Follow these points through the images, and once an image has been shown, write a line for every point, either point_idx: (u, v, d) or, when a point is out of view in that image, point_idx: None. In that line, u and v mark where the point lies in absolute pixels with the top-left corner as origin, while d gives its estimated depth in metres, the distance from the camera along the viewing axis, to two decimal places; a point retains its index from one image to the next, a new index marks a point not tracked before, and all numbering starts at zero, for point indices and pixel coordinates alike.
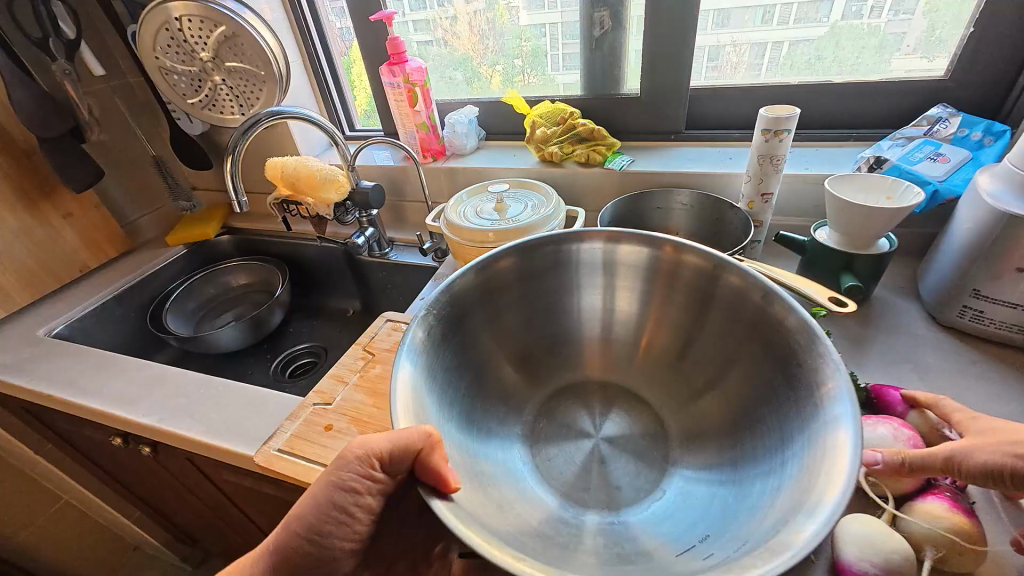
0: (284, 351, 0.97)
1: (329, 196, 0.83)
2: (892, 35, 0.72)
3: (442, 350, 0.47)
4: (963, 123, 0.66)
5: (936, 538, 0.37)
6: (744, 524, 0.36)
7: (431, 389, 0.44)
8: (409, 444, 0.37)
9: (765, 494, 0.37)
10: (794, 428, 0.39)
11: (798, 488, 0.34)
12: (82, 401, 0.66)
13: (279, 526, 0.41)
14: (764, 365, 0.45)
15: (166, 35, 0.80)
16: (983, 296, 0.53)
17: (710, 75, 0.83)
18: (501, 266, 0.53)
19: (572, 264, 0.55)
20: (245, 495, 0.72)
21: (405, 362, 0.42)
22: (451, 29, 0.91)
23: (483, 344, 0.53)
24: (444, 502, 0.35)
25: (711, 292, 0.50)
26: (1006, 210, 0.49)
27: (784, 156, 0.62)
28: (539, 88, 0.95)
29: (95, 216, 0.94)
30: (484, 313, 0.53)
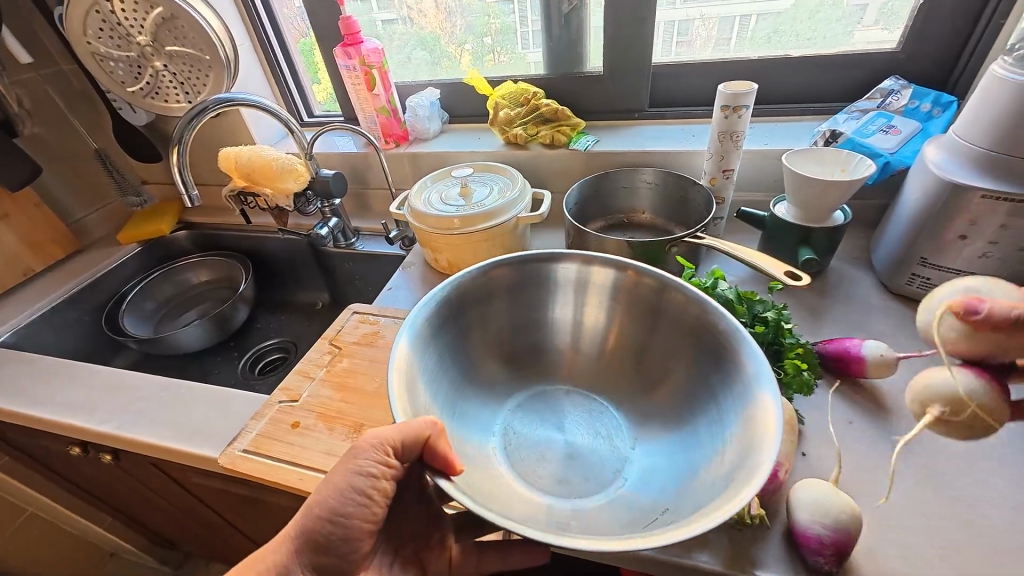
0: (252, 348, 0.95)
1: (288, 185, 0.79)
2: (854, 8, 0.72)
3: (438, 339, 0.49)
4: (913, 95, 0.67)
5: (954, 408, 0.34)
6: (701, 488, 0.38)
7: (426, 360, 0.46)
8: (419, 433, 0.37)
9: (711, 468, 0.39)
10: (722, 402, 0.43)
11: (738, 454, 0.37)
12: (34, 411, 0.63)
13: (304, 509, 0.39)
14: (702, 365, 0.47)
15: (97, 17, 0.74)
16: (930, 264, 0.55)
17: (679, 50, 0.82)
18: (497, 275, 0.53)
19: (543, 280, 0.55)
20: (217, 496, 0.70)
21: (405, 335, 0.45)
22: (414, 8, 0.87)
23: (470, 348, 0.53)
24: (450, 483, 0.36)
25: (662, 306, 0.50)
26: (950, 179, 0.50)
27: (743, 132, 0.62)
28: (508, 67, 0.92)
29: (35, 216, 0.88)
30: (470, 321, 0.53)
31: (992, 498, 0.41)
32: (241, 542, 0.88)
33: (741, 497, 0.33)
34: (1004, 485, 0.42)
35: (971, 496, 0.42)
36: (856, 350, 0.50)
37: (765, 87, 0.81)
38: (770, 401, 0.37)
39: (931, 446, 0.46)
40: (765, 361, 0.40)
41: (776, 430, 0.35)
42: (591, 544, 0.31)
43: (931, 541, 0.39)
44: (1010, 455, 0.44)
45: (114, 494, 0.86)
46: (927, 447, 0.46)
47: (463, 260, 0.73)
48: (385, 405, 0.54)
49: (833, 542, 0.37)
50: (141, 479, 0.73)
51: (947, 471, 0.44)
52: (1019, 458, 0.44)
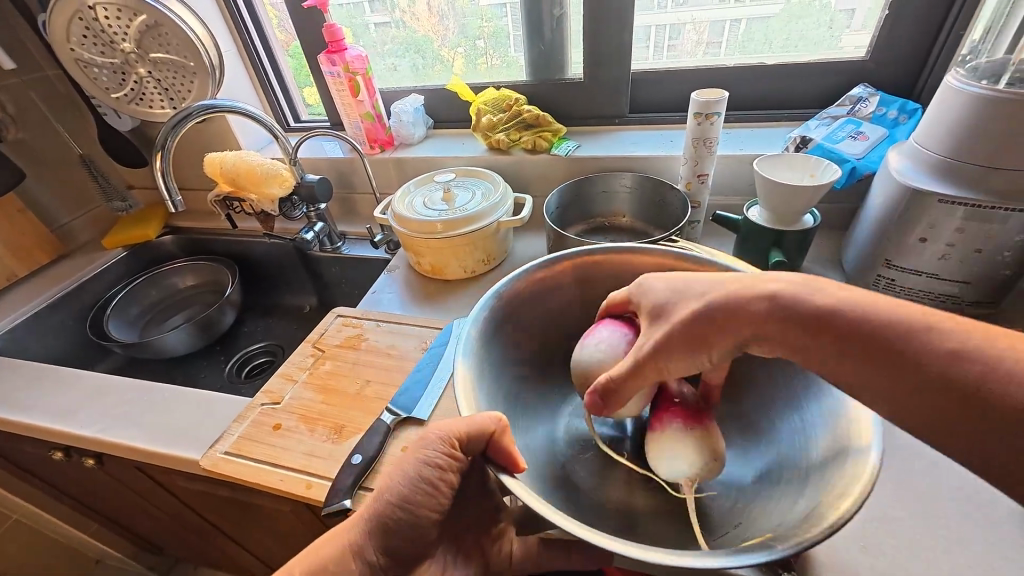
0: (238, 352, 0.95)
1: (272, 190, 0.80)
2: (842, 12, 0.74)
3: (495, 342, 0.46)
4: (880, 102, 0.70)
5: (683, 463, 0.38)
6: (787, 491, 0.36)
7: (484, 368, 0.44)
8: (483, 427, 0.37)
9: (795, 471, 0.37)
10: (801, 401, 0.40)
11: (828, 454, 0.35)
12: (14, 416, 0.63)
13: (375, 494, 0.40)
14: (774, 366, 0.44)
15: (81, 25, 0.74)
16: (894, 266, 0.57)
17: (669, 55, 0.84)
18: (550, 272, 0.51)
19: (601, 277, 0.52)
20: (201, 499, 0.71)
21: (462, 352, 0.42)
22: (408, 9, 0.88)
23: (525, 350, 0.51)
24: (512, 478, 0.36)
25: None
26: (910, 184, 0.53)
27: (716, 138, 0.64)
28: (502, 70, 0.93)
29: (19, 221, 0.88)
30: (527, 324, 0.50)
31: (944, 489, 0.43)
32: (227, 546, 0.88)
33: (846, 505, 0.30)
34: (955, 477, 0.44)
35: (925, 488, 0.43)
36: None
37: (742, 94, 0.83)
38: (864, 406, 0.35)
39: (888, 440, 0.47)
40: None
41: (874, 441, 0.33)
42: (661, 558, 0.29)
43: (884, 533, 0.41)
44: None
45: (99, 499, 0.86)
46: (886, 441, 0.47)
47: (446, 264, 0.74)
48: (366, 406, 0.55)
49: None
50: (125, 483, 0.73)
51: (904, 464, 0.45)
52: None
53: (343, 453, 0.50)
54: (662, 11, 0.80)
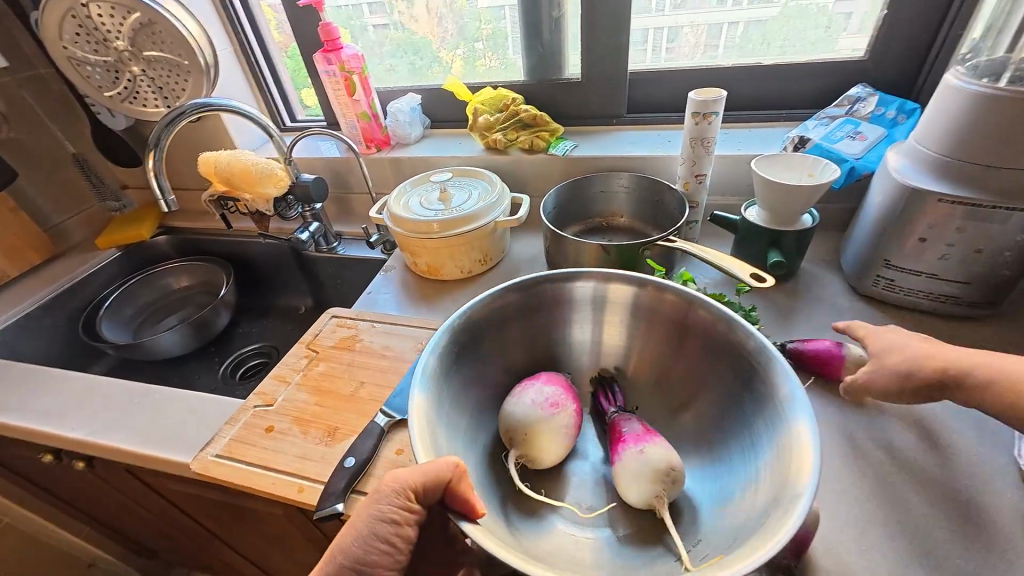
0: (233, 354, 0.94)
1: (267, 190, 0.79)
2: (840, 15, 0.74)
3: (456, 373, 0.47)
4: (879, 102, 0.69)
5: (655, 475, 0.41)
6: (735, 521, 0.37)
7: (444, 405, 0.44)
8: (440, 475, 0.35)
9: (747, 501, 0.38)
10: (752, 420, 0.42)
11: (778, 485, 0.35)
12: (3, 418, 0.62)
13: (323, 560, 0.35)
14: (731, 387, 0.45)
15: (74, 22, 0.74)
16: (894, 266, 0.57)
17: (668, 56, 0.84)
18: (511, 297, 0.51)
19: (564, 303, 0.53)
20: (193, 503, 0.70)
21: (419, 387, 0.42)
22: (406, 11, 0.88)
23: (490, 373, 0.51)
24: (474, 525, 0.35)
25: (688, 322, 0.48)
26: (908, 183, 0.52)
27: (714, 138, 0.63)
28: (500, 72, 0.93)
29: (11, 221, 0.87)
30: (487, 351, 0.51)
31: (944, 492, 0.43)
32: (221, 550, 0.87)
33: (782, 532, 0.31)
34: (956, 479, 0.43)
35: (928, 491, 0.43)
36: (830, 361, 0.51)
37: (741, 94, 0.83)
38: (805, 432, 0.36)
39: (888, 441, 0.47)
40: (799, 385, 0.38)
41: (811, 468, 0.34)
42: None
43: (887, 539, 0.40)
44: (964, 450, 0.45)
45: (91, 503, 0.85)
46: (886, 442, 0.47)
47: (443, 264, 0.73)
48: (360, 408, 0.55)
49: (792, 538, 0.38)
50: (116, 486, 0.72)
51: (904, 466, 0.45)
52: (977, 452, 0.45)
53: (336, 455, 0.50)
54: (661, 14, 0.79)
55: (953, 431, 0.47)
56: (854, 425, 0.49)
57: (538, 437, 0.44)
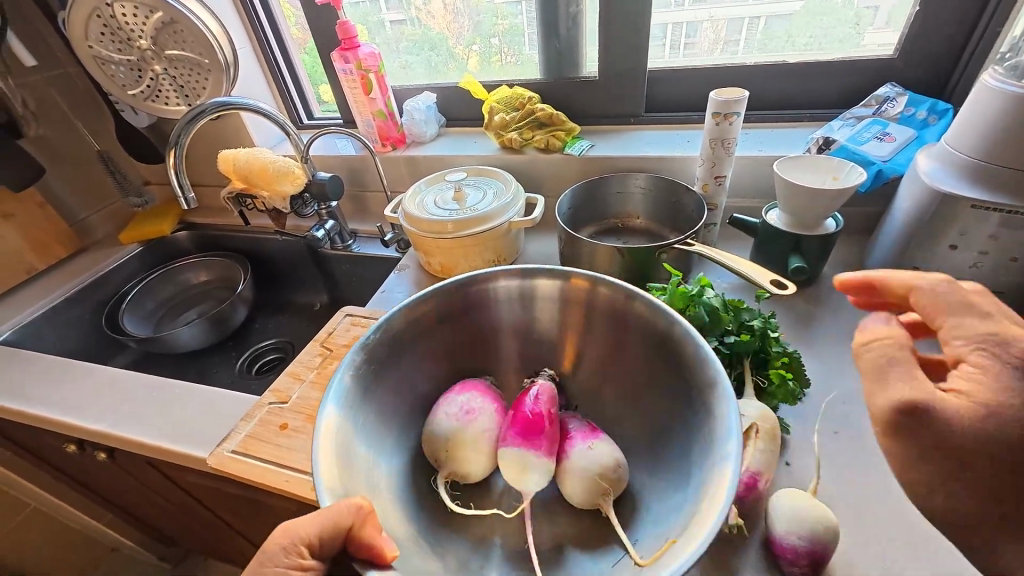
0: (249, 348, 0.96)
1: (283, 188, 0.80)
2: (866, 10, 0.71)
3: (382, 382, 0.47)
4: (909, 102, 0.67)
5: (597, 471, 0.42)
6: (667, 514, 0.39)
7: (360, 421, 0.43)
8: (338, 522, 0.34)
9: (673, 504, 0.39)
10: (688, 409, 0.42)
11: (700, 487, 0.36)
12: (31, 409, 0.64)
13: None
14: (668, 376, 0.45)
15: (99, 22, 0.75)
16: (921, 273, 0.55)
17: (685, 53, 0.82)
18: (438, 299, 0.51)
19: (492, 309, 0.53)
20: (210, 494, 0.71)
21: (332, 402, 0.41)
22: (423, 8, 0.87)
23: (421, 376, 0.51)
24: (379, 571, 0.33)
25: (624, 316, 0.49)
26: (939, 187, 0.50)
27: (735, 139, 0.62)
28: (516, 69, 0.92)
29: (39, 215, 0.89)
30: (414, 357, 0.50)
31: None
32: (236, 541, 0.88)
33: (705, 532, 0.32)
34: None
35: None
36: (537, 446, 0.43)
37: (762, 94, 0.81)
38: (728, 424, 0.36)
39: None
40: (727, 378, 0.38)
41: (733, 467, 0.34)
42: None
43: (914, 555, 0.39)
44: None
45: (111, 490, 0.87)
46: None
47: (456, 264, 0.73)
48: None
49: (806, 553, 0.37)
50: (137, 477, 0.74)
51: None
52: None
53: None
54: (681, 9, 0.78)
55: None
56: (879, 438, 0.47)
57: (461, 448, 0.44)
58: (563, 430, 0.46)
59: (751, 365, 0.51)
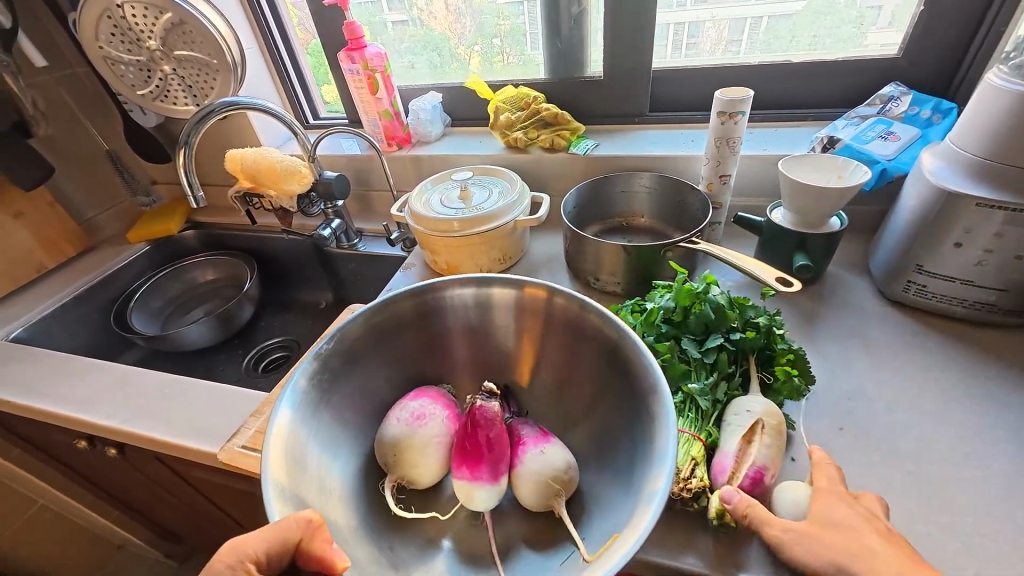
0: (256, 346, 0.96)
1: (291, 187, 0.80)
2: (867, 9, 0.72)
3: (338, 388, 0.47)
4: (913, 102, 0.67)
5: (548, 479, 0.42)
6: (607, 512, 0.40)
7: (315, 426, 0.44)
8: (288, 538, 0.34)
9: (618, 506, 0.39)
10: (629, 411, 0.43)
11: (638, 486, 0.37)
12: (43, 405, 0.65)
13: None
14: (612, 382, 0.46)
15: (109, 23, 0.76)
16: (926, 271, 0.55)
17: (688, 53, 0.83)
18: (398, 306, 0.51)
19: (448, 317, 0.53)
20: (218, 490, 0.71)
21: (286, 405, 0.42)
22: (425, 8, 0.88)
23: (379, 382, 0.50)
24: None
25: (579, 326, 0.49)
26: (945, 186, 0.51)
27: (739, 139, 0.62)
28: (517, 69, 0.93)
29: (48, 214, 0.90)
30: (373, 364, 0.50)
31: (978, 507, 0.41)
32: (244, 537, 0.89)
33: (640, 529, 0.34)
34: (992, 491, 0.42)
35: (960, 503, 0.42)
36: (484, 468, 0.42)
37: (767, 93, 0.81)
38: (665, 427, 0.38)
39: (918, 453, 0.46)
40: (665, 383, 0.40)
41: (667, 468, 0.35)
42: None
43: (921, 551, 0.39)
44: (999, 464, 0.44)
45: (120, 487, 0.88)
46: (914, 453, 0.46)
47: (462, 263, 0.74)
48: None
49: None
50: (147, 473, 0.75)
51: (934, 477, 0.44)
52: (1016, 468, 0.43)
53: None
54: (683, 9, 0.78)
55: (990, 442, 0.46)
56: (884, 434, 0.47)
57: (410, 455, 0.44)
58: (513, 435, 0.45)
59: (756, 362, 0.51)
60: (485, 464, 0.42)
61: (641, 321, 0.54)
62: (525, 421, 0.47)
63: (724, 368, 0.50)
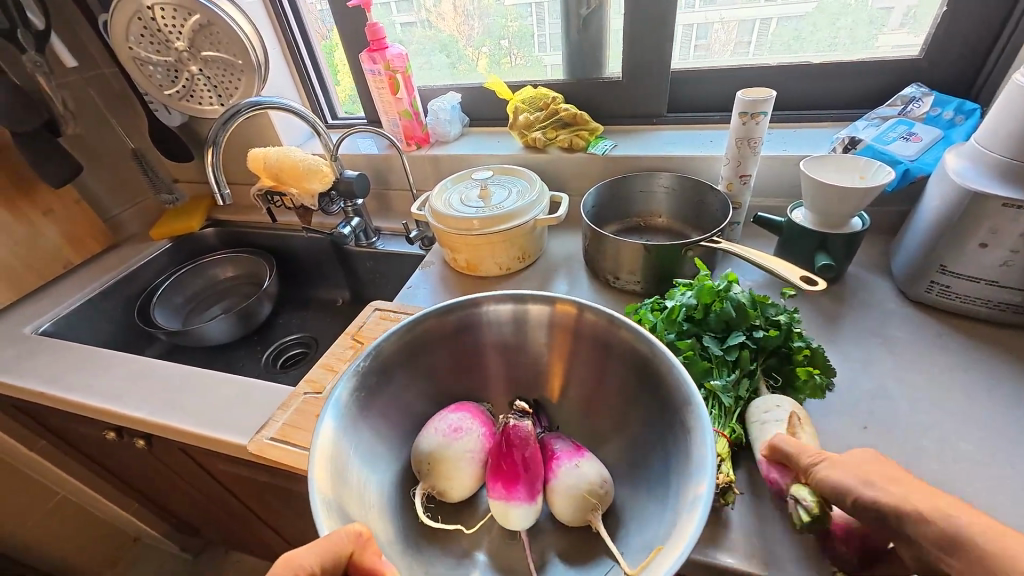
0: (274, 342, 0.98)
1: (313, 186, 0.82)
2: (878, 10, 0.72)
3: (376, 401, 0.48)
4: (935, 102, 0.67)
5: (583, 496, 0.42)
6: (648, 528, 0.40)
7: (355, 441, 0.45)
8: (344, 548, 0.34)
9: (655, 520, 0.40)
10: (662, 428, 0.44)
11: (677, 500, 0.38)
12: (73, 396, 0.66)
13: None
14: (643, 398, 0.47)
15: (140, 24, 0.78)
16: (950, 272, 0.55)
17: (697, 54, 0.83)
18: (430, 326, 0.52)
19: (481, 335, 0.54)
20: (240, 482, 0.73)
21: (329, 418, 0.43)
22: (434, 10, 0.89)
23: (411, 401, 0.51)
24: None
25: (610, 342, 0.50)
26: (970, 187, 0.51)
27: (760, 139, 0.63)
28: (525, 70, 0.94)
29: (75, 211, 0.92)
30: (407, 379, 0.51)
31: (1006, 507, 0.41)
32: (261, 530, 0.90)
33: (684, 541, 0.34)
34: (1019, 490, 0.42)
35: (988, 502, 0.42)
36: (519, 486, 0.43)
37: (786, 94, 0.82)
38: (703, 442, 0.38)
39: (944, 452, 0.46)
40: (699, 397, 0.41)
41: (707, 483, 0.36)
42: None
43: None
44: None
45: (141, 479, 0.89)
46: (941, 454, 0.45)
47: (481, 261, 0.74)
48: None
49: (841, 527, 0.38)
50: (170, 464, 0.76)
51: (959, 476, 0.44)
52: None
53: None
54: (693, 10, 0.79)
55: (1016, 443, 0.45)
56: (909, 434, 0.47)
57: (443, 467, 0.45)
58: (546, 451, 0.46)
59: (777, 362, 0.52)
60: (520, 482, 0.43)
61: (662, 319, 0.54)
62: (557, 436, 0.48)
63: (746, 365, 0.49)
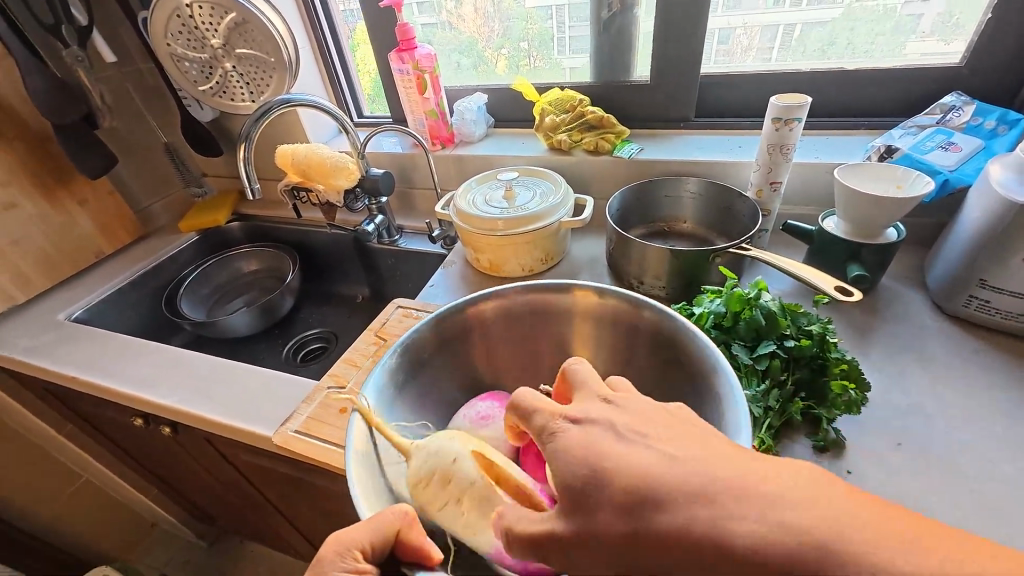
0: (295, 336, 0.99)
1: (340, 182, 0.82)
2: (907, 17, 0.71)
3: (414, 379, 0.49)
4: (977, 112, 0.65)
5: None
6: None
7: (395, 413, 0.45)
8: (391, 527, 0.34)
9: None
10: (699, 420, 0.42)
11: None
12: (104, 381, 0.68)
13: None
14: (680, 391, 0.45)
15: (177, 21, 0.80)
16: (990, 287, 0.54)
17: (721, 59, 0.82)
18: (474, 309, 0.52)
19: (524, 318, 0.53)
20: (261, 473, 0.74)
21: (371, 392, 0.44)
22: (455, 12, 0.90)
23: (441, 387, 0.51)
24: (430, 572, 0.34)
25: (656, 338, 0.47)
26: (1015, 199, 0.49)
27: (794, 145, 0.61)
28: (546, 73, 0.94)
29: (108, 202, 0.95)
30: (444, 358, 0.52)
31: None
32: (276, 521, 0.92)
33: None
34: None
35: None
36: None
37: (817, 101, 0.80)
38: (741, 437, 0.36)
39: (981, 472, 0.44)
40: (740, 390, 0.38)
41: None
42: None
43: None
44: None
45: (163, 466, 0.91)
46: (982, 475, 0.44)
47: (505, 261, 0.74)
48: None
49: None
50: (192, 452, 0.77)
51: (1000, 497, 0.42)
52: None
53: None
54: (716, 14, 0.78)
55: None
56: (945, 451, 0.46)
57: None
58: None
59: (809, 373, 0.50)
60: None
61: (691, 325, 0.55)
62: None
63: (777, 375, 0.49)
